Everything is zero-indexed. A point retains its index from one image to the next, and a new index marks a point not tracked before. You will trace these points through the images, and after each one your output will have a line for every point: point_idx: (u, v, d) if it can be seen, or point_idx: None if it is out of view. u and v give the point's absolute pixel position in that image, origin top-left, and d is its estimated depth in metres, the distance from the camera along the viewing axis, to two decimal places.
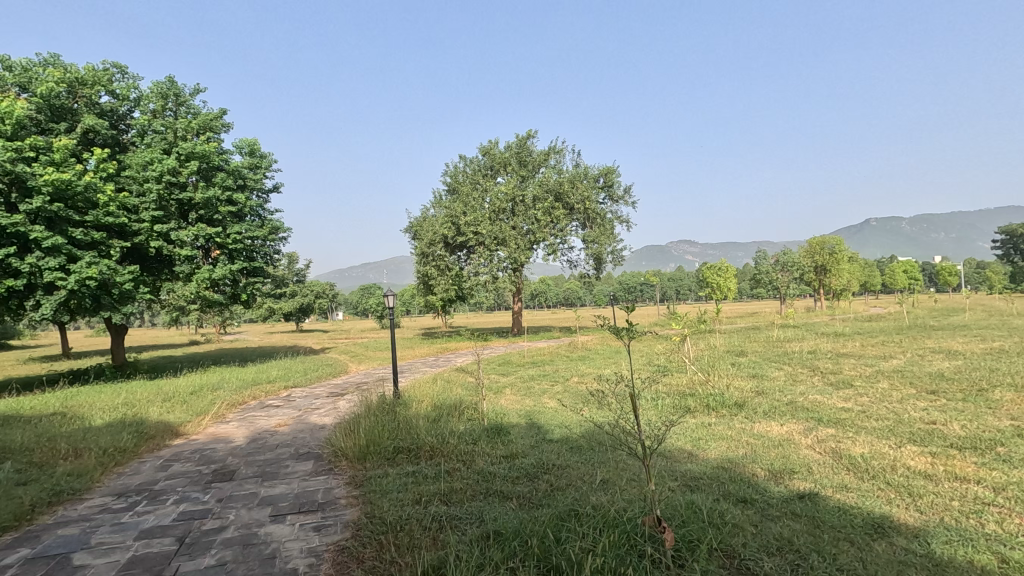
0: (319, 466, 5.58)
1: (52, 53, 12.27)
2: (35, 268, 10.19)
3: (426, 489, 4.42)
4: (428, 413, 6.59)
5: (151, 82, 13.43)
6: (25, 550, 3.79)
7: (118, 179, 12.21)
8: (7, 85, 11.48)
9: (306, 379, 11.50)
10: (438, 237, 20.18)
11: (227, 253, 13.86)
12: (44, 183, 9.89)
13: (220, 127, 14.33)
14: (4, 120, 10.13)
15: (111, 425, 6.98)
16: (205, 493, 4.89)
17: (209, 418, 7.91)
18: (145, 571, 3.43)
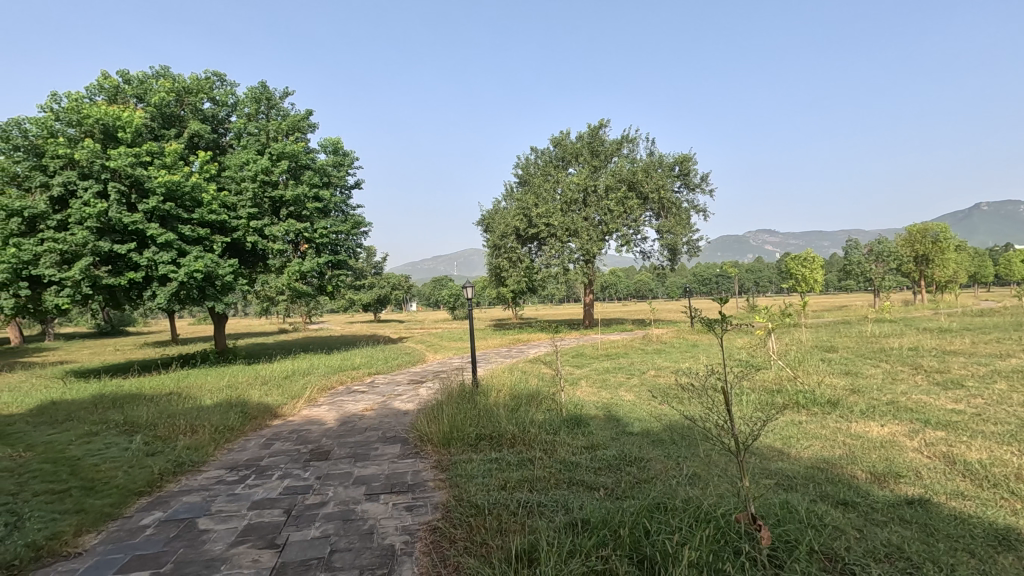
0: (406, 449, 5.84)
1: (162, 65, 13.46)
2: (152, 262, 11.26)
3: (510, 476, 4.51)
4: (507, 402, 6.71)
5: (246, 88, 14.41)
6: (157, 513, 4.25)
7: (219, 179, 13.22)
8: (127, 97, 12.73)
9: (388, 367, 12.01)
10: (511, 229, 20.43)
11: (314, 247, 14.66)
12: (158, 184, 10.90)
13: (307, 127, 15.17)
14: (125, 129, 11.24)
15: (221, 405, 7.66)
16: (305, 470, 5.26)
17: (303, 401, 8.49)
18: (260, 537, 3.75)
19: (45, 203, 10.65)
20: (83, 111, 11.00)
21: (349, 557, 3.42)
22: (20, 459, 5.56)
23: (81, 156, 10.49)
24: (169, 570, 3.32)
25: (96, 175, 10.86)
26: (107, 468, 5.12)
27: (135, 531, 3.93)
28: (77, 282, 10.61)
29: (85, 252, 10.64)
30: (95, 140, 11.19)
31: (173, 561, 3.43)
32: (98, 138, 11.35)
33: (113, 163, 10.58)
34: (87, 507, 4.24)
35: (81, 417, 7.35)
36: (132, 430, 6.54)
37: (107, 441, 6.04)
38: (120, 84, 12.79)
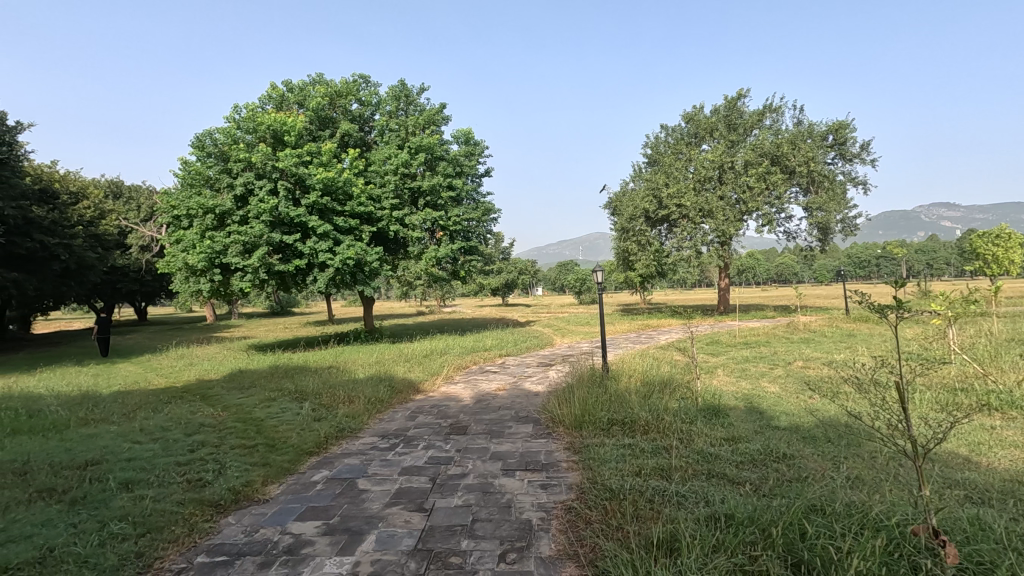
0: (538, 429, 5.98)
1: (318, 73, 14.98)
2: (313, 250, 12.66)
3: (645, 463, 4.41)
4: (639, 388, 6.57)
5: (388, 87, 15.55)
6: (325, 471, 4.83)
7: (366, 174, 14.46)
8: (290, 104, 14.39)
9: (518, 349, 12.37)
10: (639, 211, 19.82)
11: (448, 234, 15.47)
12: (317, 180, 12.21)
13: (441, 120, 15.95)
14: (289, 132, 12.72)
15: (371, 379, 8.45)
16: (446, 442, 5.63)
17: (442, 378, 9.07)
18: (410, 501, 4.09)
19: (231, 201, 12.40)
20: (258, 120, 12.63)
21: (490, 527, 3.60)
22: (220, 417, 6.63)
23: (257, 159, 12.07)
24: (337, 522, 3.76)
25: (268, 174, 12.42)
26: (284, 430, 5.91)
27: (308, 485, 4.50)
28: (255, 269, 12.28)
29: (261, 243, 12.26)
30: (267, 144, 12.81)
31: (340, 515, 3.88)
32: (269, 142, 12.99)
33: (281, 164, 12.04)
34: (271, 462, 4.93)
35: (262, 384, 8.55)
36: (301, 397, 7.47)
37: (283, 406, 6.96)
38: (285, 93, 14.47)
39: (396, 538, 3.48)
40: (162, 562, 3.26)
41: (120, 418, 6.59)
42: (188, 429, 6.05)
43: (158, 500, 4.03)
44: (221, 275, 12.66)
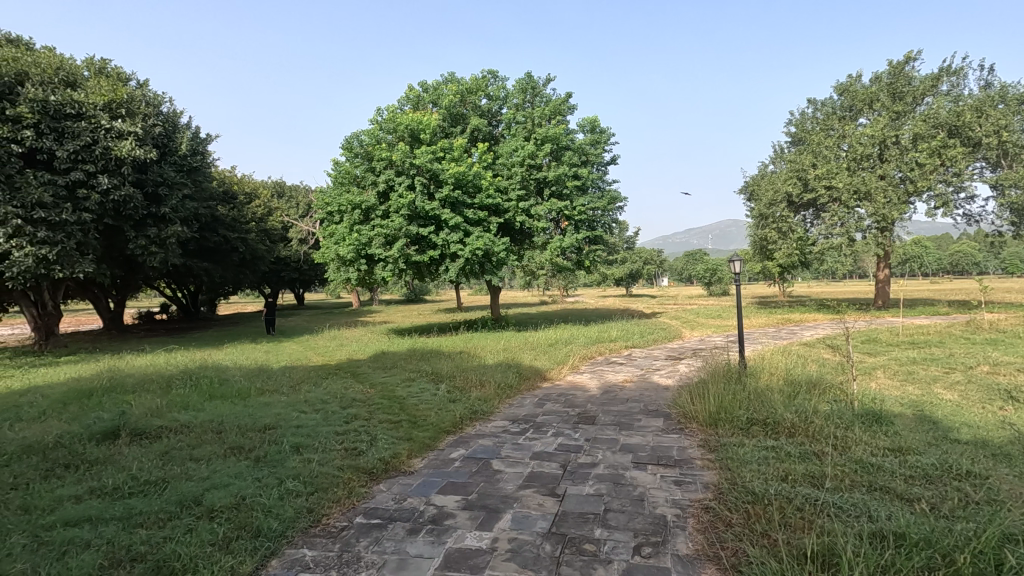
0: (669, 424, 5.80)
1: (451, 72, 15.72)
2: (445, 242, 13.35)
3: (793, 468, 4.07)
4: (783, 387, 6.08)
5: (515, 80, 15.86)
6: (461, 450, 5.11)
7: (494, 167, 14.95)
8: (425, 103, 15.29)
9: (645, 341, 12.06)
10: (781, 196, 18.21)
11: (573, 224, 15.46)
12: (450, 175, 12.91)
13: (567, 109, 15.93)
14: (425, 131, 13.56)
15: (500, 365, 8.76)
16: (575, 431, 5.67)
17: (568, 367, 9.14)
18: (543, 485, 4.19)
19: (374, 198, 13.53)
20: (397, 120, 13.62)
21: (623, 519, 3.57)
22: (368, 393, 7.32)
23: (397, 157, 13.02)
24: (475, 499, 3.97)
25: (406, 171, 13.33)
26: (424, 408, 6.35)
27: (447, 462, 4.81)
28: (395, 259, 13.28)
29: (401, 235, 13.21)
30: (405, 142, 13.75)
31: (477, 492, 4.09)
32: (407, 141, 13.95)
33: (418, 161, 12.88)
34: (414, 437, 5.33)
35: (402, 365, 9.26)
36: (437, 379, 7.98)
37: (421, 386, 7.49)
38: (421, 93, 15.40)
39: (531, 519, 3.60)
40: (328, 518, 3.69)
41: (289, 390, 7.56)
42: (343, 402, 6.77)
43: (322, 464, 4.55)
44: (366, 266, 13.85)
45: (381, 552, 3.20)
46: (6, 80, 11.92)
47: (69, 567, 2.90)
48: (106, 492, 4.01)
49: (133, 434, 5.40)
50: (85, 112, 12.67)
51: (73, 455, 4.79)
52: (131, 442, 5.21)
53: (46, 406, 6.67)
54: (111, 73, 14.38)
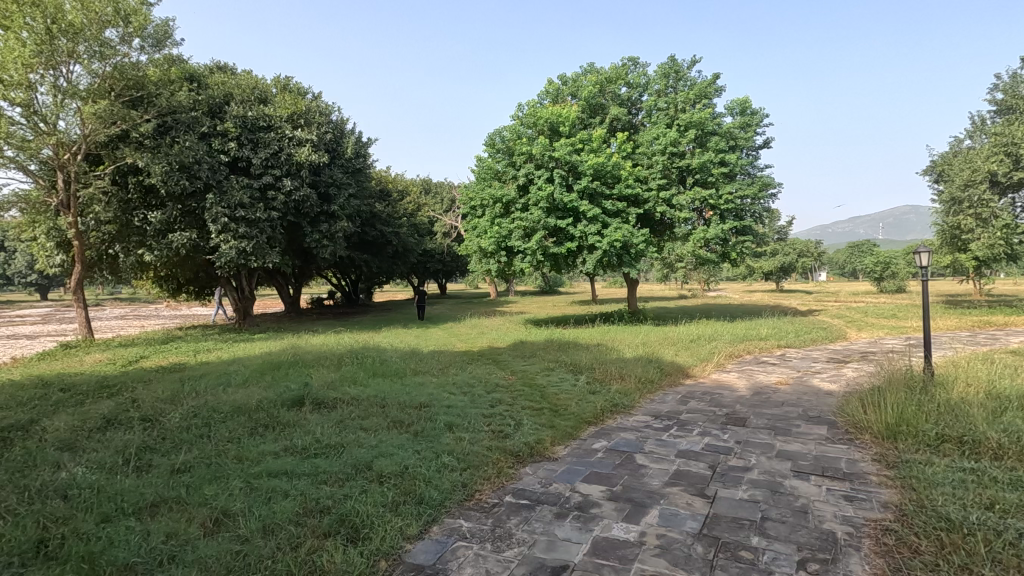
0: (835, 433, 5.24)
1: (590, 63, 15.63)
2: (583, 233, 13.32)
3: (1001, 496, 3.46)
4: (984, 401, 5.17)
5: (657, 65, 15.27)
6: (603, 441, 5.12)
7: (633, 156, 14.62)
8: (565, 96, 15.38)
9: (801, 340, 10.99)
10: (981, 175, 15.38)
11: (719, 214, 14.54)
12: (588, 166, 12.89)
13: (714, 91, 14.97)
14: (564, 123, 13.65)
15: (640, 359, 8.57)
16: (724, 432, 5.36)
17: (712, 364, 8.66)
18: (691, 485, 4.04)
19: (514, 191, 13.95)
20: (537, 115, 13.88)
21: (783, 529, 3.32)
22: (510, 379, 7.63)
23: (537, 151, 13.29)
24: (620, 490, 3.95)
25: (546, 164, 13.53)
26: (564, 398, 6.45)
27: (590, 452, 4.84)
28: (534, 251, 13.56)
29: (539, 227, 13.48)
30: (545, 136, 13.98)
31: (622, 484, 4.07)
32: (547, 134, 14.16)
33: (557, 154, 13.04)
34: (557, 425, 5.43)
35: (541, 355, 9.49)
36: (576, 370, 8.06)
37: (561, 376, 7.63)
38: (560, 86, 15.52)
39: (680, 518, 3.50)
40: (480, 494, 3.93)
41: (438, 372, 8.14)
42: (487, 387, 7.13)
43: (473, 442, 4.85)
44: (506, 257, 14.32)
45: (530, 532, 3.33)
46: (217, 100, 14.28)
47: (274, 512, 3.43)
48: (298, 451, 4.67)
49: (315, 402, 6.22)
50: (273, 124, 14.74)
51: (271, 417, 5.65)
52: (314, 409, 6.00)
53: (248, 374, 7.93)
54: (293, 89, 16.52)
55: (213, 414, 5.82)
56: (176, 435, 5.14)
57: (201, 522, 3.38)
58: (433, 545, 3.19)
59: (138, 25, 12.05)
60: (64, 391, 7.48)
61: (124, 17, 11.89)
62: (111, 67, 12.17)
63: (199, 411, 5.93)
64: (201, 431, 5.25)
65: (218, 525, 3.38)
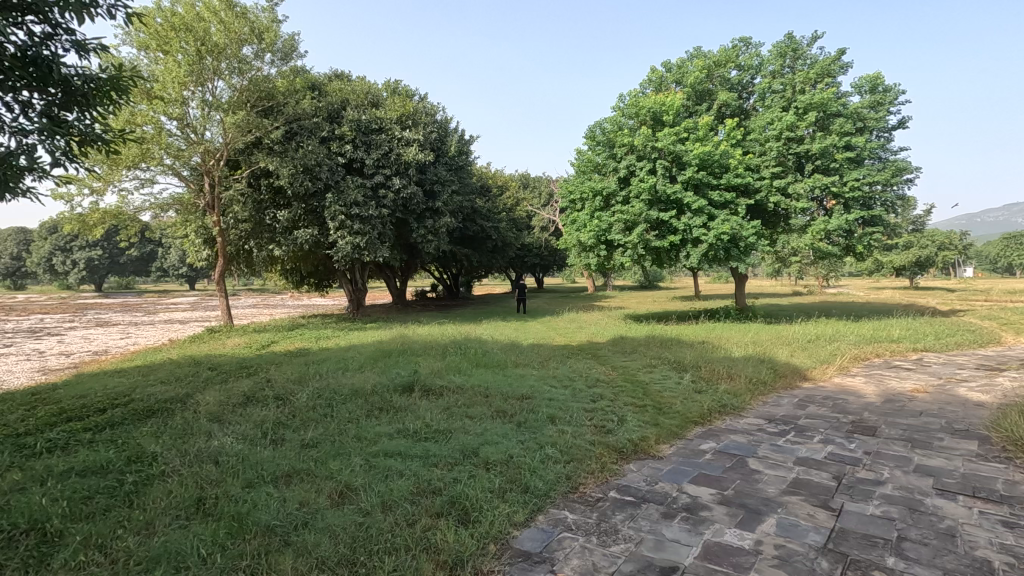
0: (988, 450, 4.61)
1: (697, 47, 14.92)
2: (688, 226, 12.74)
3: None
4: None
5: (772, 45, 14.21)
6: (712, 443, 4.90)
7: (743, 144, 13.78)
8: (669, 84, 14.84)
9: (942, 344, 9.76)
10: None
11: (843, 203, 13.27)
12: (694, 156, 12.36)
13: (839, 69, 13.64)
14: (668, 112, 13.16)
15: (751, 359, 8.08)
16: (850, 441, 4.92)
17: (834, 367, 7.96)
18: (813, 495, 3.75)
19: (615, 183, 13.69)
20: (639, 104, 13.53)
21: (925, 552, 2.99)
22: (610, 375, 7.54)
23: (639, 142, 12.94)
24: (732, 495, 3.76)
25: (648, 156, 13.16)
26: (668, 396, 6.26)
27: (697, 452, 4.66)
28: (634, 245, 13.22)
29: (641, 220, 13.12)
30: (647, 126, 13.59)
31: (734, 489, 3.88)
32: (649, 124, 13.73)
33: (660, 144, 12.63)
34: (661, 423, 5.29)
35: (643, 351, 9.26)
36: (680, 367, 7.77)
37: (664, 373, 7.40)
38: (664, 74, 14.98)
39: (801, 529, 3.26)
40: (584, 487, 3.93)
41: (538, 365, 8.23)
42: (588, 381, 7.10)
43: (576, 436, 4.85)
44: (606, 252, 14.09)
45: (637, 529, 3.28)
46: (335, 106, 15.40)
47: (392, 489, 3.67)
48: (410, 434, 4.95)
49: (423, 389, 6.56)
50: (384, 126, 15.66)
51: (385, 401, 6.04)
52: (422, 396, 6.32)
53: (363, 360, 8.53)
54: (401, 91, 17.42)
55: (335, 395, 6.32)
56: (303, 413, 5.65)
57: (329, 494, 3.69)
58: (539, 533, 3.25)
59: (269, 41, 13.32)
60: (212, 370, 8.50)
61: (258, 35, 13.21)
62: (247, 80, 13.57)
63: (323, 392, 6.49)
64: (324, 411, 5.73)
65: (343, 497, 3.68)
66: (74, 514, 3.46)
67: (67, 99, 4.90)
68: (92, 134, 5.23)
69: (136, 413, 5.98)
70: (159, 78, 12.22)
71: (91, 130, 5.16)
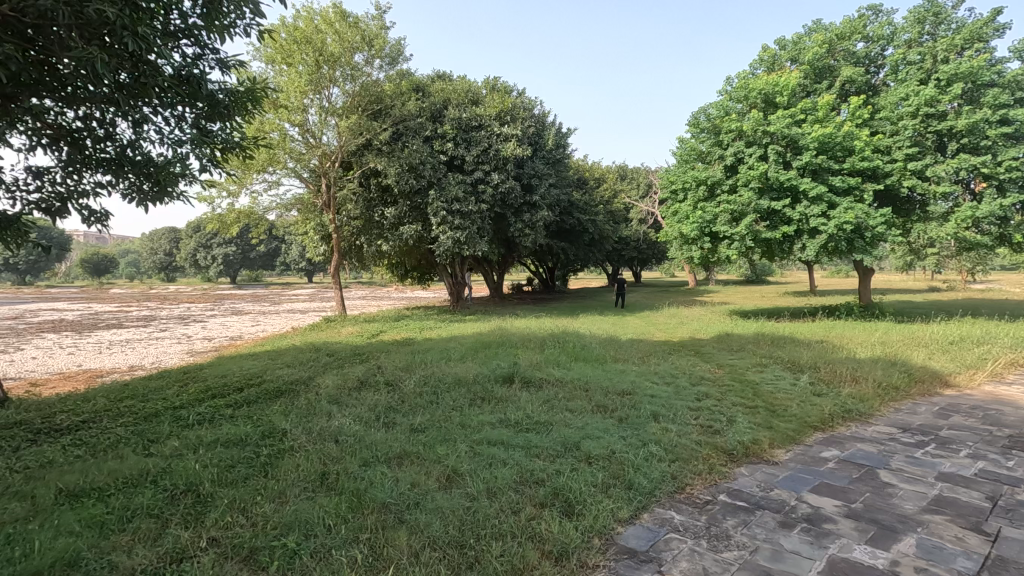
0: None
1: (816, 20, 13.72)
2: (804, 216, 11.78)
3: None
4: None
5: (908, 10, 12.68)
6: (836, 451, 4.51)
7: (871, 123, 12.51)
8: (783, 62, 13.80)
9: None
10: None
11: (996, 185, 11.56)
12: (812, 139, 11.38)
13: (993, 31, 11.86)
14: (783, 93, 12.23)
15: (880, 361, 7.30)
16: (1007, 458, 4.29)
17: (984, 373, 6.98)
18: (961, 516, 3.33)
19: (721, 172, 12.98)
20: (750, 87, 12.70)
21: None
22: (717, 373, 7.18)
23: (749, 126, 12.16)
24: (861, 509, 3.43)
25: (759, 141, 12.33)
26: (783, 397, 5.85)
27: (818, 460, 4.31)
28: (743, 236, 12.44)
29: (750, 210, 12.32)
30: (758, 109, 12.73)
31: (862, 502, 3.53)
32: (761, 107, 12.85)
33: (773, 128, 11.78)
34: (775, 426, 4.95)
35: (752, 349, 8.72)
36: (796, 368, 7.22)
37: (777, 373, 6.92)
38: (778, 52, 13.95)
39: (947, 553, 2.91)
40: (692, 488, 3.78)
41: (638, 360, 8.04)
42: (692, 379, 6.83)
43: (680, 435, 4.68)
44: (711, 244, 13.41)
45: (751, 536, 3.10)
46: (438, 106, 15.98)
47: (496, 477, 3.76)
48: (512, 424, 5.05)
49: (523, 380, 6.66)
50: (483, 123, 15.99)
51: (487, 391, 6.21)
52: (522, 387, 6.43)
53: (464, 351, 8.83)
54: (500, 88, 17.71)
55: (439, 383, 6.61)
56: (411, 399, 5.96)
57: (437, 477, 3.86)
58: (646, 532, 3.17)
59: (378, 47, 14.09)
60: (330, 355, 9.22)
61: (369, 42, 14.03)
62: (358, 85, 14.47)
63: (429, 380, 6.81)
64: (431, 398, 6.00)
65: (450, 481, 3.83)
66: (221, 480, 3.91)
67: (212, 112, 5.50)
68: (231, 142, 5.83)
69: (268, 393, 6.62)
70: (283, 88, 13.38)
71: (231, 138, 5.76)
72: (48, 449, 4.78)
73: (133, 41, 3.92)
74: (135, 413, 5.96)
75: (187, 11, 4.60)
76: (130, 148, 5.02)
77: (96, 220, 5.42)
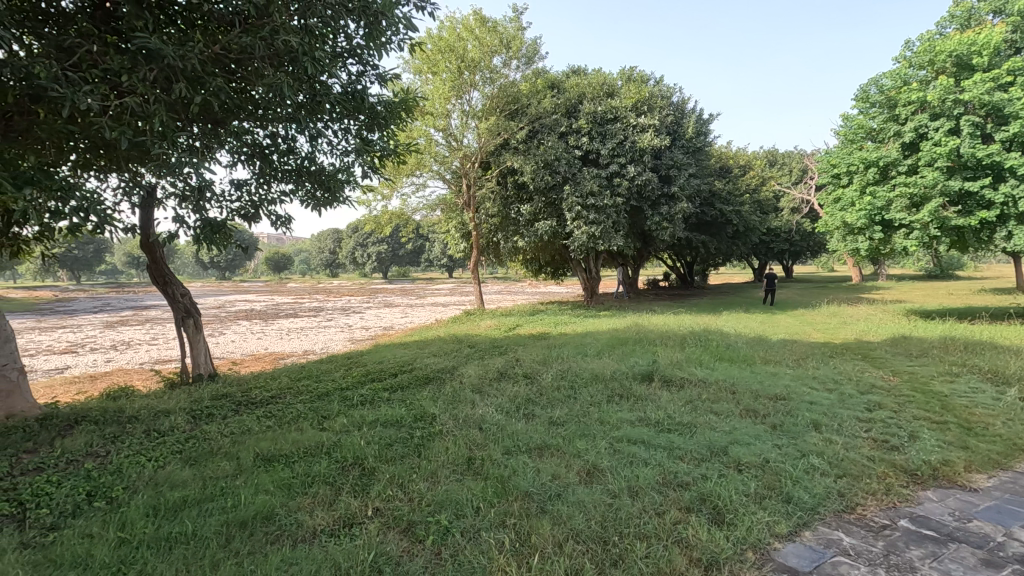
0: None
1: None
2: (1010, 197, 9.81)
3: None
4: None
5: None
6: None
7: None
8: (983, 17, 11.66)
9: None
10: None
11: None
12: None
13: None
14: (982, 52, 10.32)
15: None
16: None
17: None
18: None
19: (897, 150, 11.31)
20: (936, 49, 10.92)
21: None
22: (892, 381, 6.30)
23: (934, 96, 10.44)
24: None
25: (948, 112, 10.53)
26: (983, 414, 4.94)
27: None
28: (925, 224, 10.71)
29: (935, 194, 10.57)
30: (947, 75, 10.89)
31: None
32: (951, 72, 10.97)
33: (968, 94, 9.98)
34: (973, 446, 4.21)
35: (938, 356, 7.50)
36: (999, 380, 6.07)
37: (974, 385, 5.87)
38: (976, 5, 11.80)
39: None
40: (864, 509, 3.36)
41: (794, 363, 7.34)
42: (861, 386, 6.06)
43: (848, 448, 4.18)
44: (883, 233, 11.79)
45: (943, 572, 2.67)
46: (573, 101, 16.01)
47: (638, 476, 3.69)
48: (653, 423, 4.90)
49: (663, 379, 6.44)
50: (619, 115, 15.64)
51: (625, 388, 6.10)
52: (662, 386, 6.21)
53: (600, 347, 8.77)
54: (637, 77, 17.23)
55: (576, 378, 6.64)
56: (549, 393, 6.06)
57: (577, 471, 3.88)
58: (808, 551, 2.88)
59: (516, 49, 14.50)
60: (471, 347, 9.73)
61: (506, 45, 14.51)
62: (497, 87, 15.14)
63: (566, 374, 6.88)
64: (569, 392, 6.05)
65: (591, 476, 3.83)
66: (382, 457, 4.32)
67: (372, 123, 6.07)
68: (388, 150, 6.39)
69: (418, 379, 7.18)
70: (430, 96, 14.38)
71: (388, 146, 6.31)
72: (247, 418, 5.67)
73: (311, 64, 4.45)
74: (311, 392, 6.82)
75: (353, 33, 5.12)
76: (307, 160, 5.73)
77: (282, 225, 6.28)
